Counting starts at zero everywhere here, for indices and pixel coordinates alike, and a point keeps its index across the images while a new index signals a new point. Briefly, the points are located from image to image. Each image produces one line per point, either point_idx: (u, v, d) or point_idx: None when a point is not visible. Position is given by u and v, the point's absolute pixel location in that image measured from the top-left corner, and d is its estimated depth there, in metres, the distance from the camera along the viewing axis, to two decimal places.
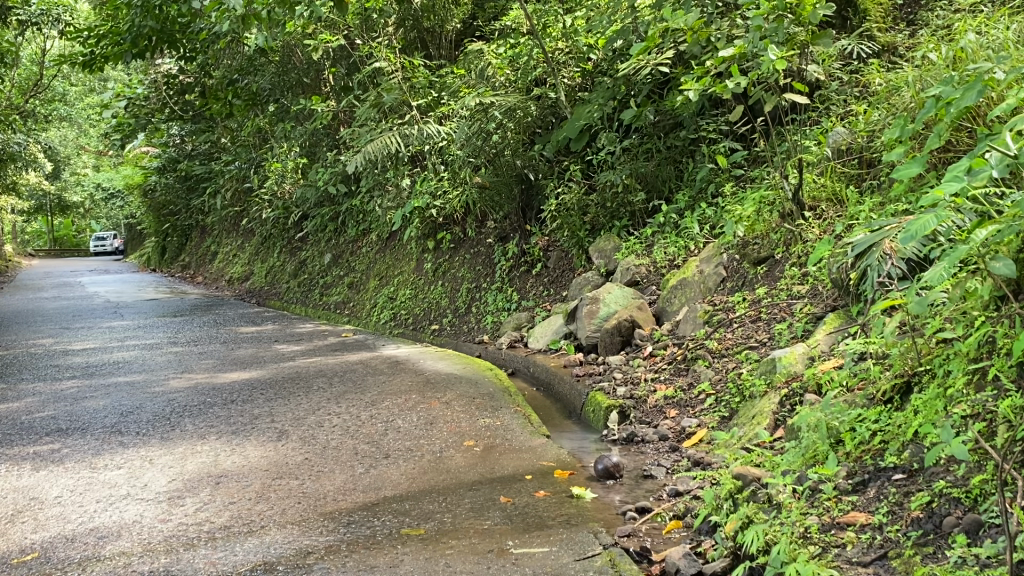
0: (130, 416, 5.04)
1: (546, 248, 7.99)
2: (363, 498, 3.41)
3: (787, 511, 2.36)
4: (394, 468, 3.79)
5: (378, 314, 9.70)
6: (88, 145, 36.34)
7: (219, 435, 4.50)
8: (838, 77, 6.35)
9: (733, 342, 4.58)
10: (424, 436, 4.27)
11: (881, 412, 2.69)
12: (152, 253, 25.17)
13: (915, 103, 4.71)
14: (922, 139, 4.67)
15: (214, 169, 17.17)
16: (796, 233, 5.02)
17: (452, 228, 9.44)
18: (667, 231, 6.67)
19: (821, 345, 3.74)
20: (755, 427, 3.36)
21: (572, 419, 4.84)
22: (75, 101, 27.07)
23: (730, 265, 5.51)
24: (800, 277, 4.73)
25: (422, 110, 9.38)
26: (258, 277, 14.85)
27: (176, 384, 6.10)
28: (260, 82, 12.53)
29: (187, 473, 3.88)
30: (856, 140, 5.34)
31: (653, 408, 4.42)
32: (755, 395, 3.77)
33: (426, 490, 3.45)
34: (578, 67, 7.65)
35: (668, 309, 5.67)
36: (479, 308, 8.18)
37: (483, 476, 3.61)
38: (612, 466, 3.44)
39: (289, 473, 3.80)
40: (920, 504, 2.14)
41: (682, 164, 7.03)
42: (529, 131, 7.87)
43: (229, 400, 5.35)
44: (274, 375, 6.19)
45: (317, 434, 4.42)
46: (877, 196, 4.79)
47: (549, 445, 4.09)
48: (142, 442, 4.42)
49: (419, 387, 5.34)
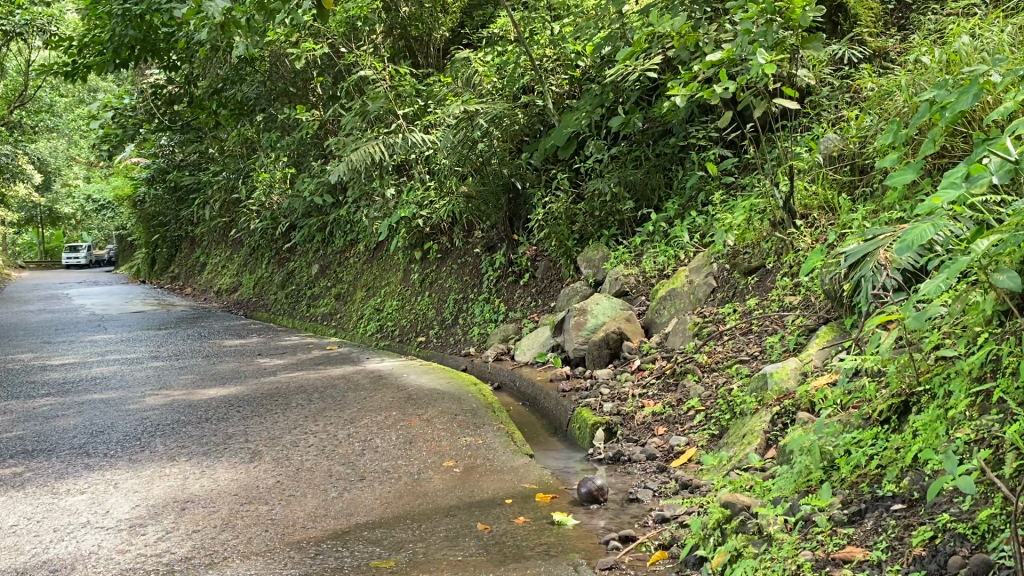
0: (100, 436, 4.85)
1: (534, 258, 7.85)
2: (334, 525, 3.23)
3: (778, 545, 2.20)
4: (368, 492, 3.61)
5: (365, 327, 9.53)
6: (77, 155, 36.09)
7: (189, 456, 4.32)
8: (829, 83, 6.22)
9: (724, 355, 4.42)
10: (402, 456, 4.10)
11: (877, 434, 2.53)
12: (142, 264, 24.95)
13: (909, 107, 4.58)
14: (917, 145, 4.54)
15: (202, 180, 17.02)
16: (787, 242, 4.89)
17: (438, 238, 9.28)
18: (657, 240, 6.52)
19: (814, 360, 3.59)
20: (745, 448, 3.20)
21: (557, 436, 4.67)
22: (66, 112, 26.99)
23: (720, 276, 5.36)
24: (792, 287, 4.58)
25: (409, 119, 9.24)
26: (246, 288, 14.68)
27: (152, 401, 5.92)
28: (246, 92, 12.39)
29: (152, 498, 3.69)
30: (848, 146, 5.21)
31: (640, 425, 4.25)
32: (746, 412, 3.61)
33: (400, 516, 3.28)
34: (565, 74, 7.52)
35: (657, 321, 5.51)
36: (466, 320, 8.01)
37: (462, 500, 3.44)
38: (595, 489, 3.27)
39: (258, 498, 3.62)
40: (922, 540, 1.98)
41: (672, 172, 6.90)
42: (516, 139, 7.73)
43: (204, 419, 5.17)
44: (253, 391, 6.02)
45: (291, 454, 4.25)
46: (872, 203, 4.65)
47: (532, 466, 3.92)
48: (108, 464, 4.24)
49: (400, 403, 5.17)
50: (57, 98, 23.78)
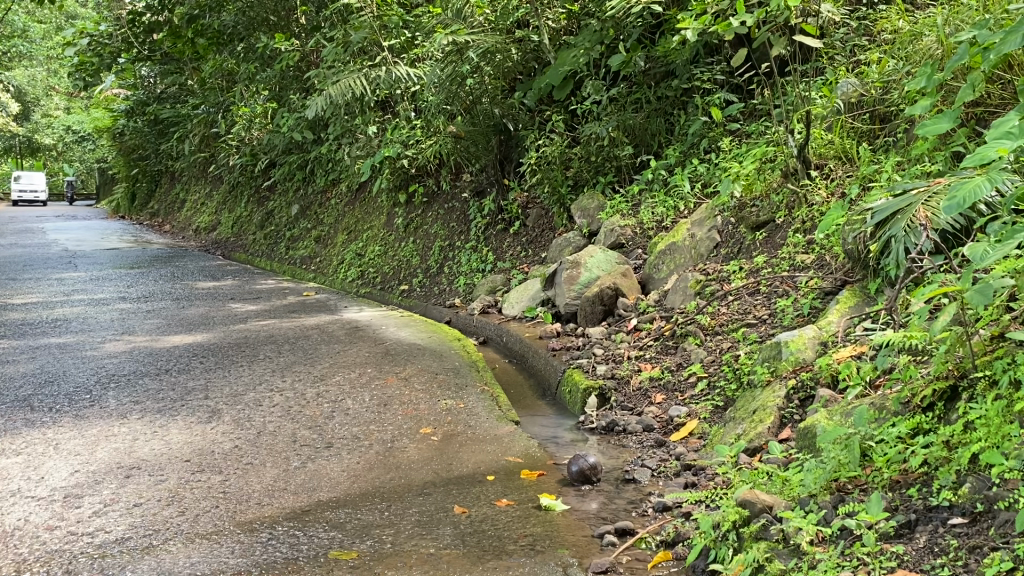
0: (48, 388, 4.45)
1: (524, 205, 7.42)
2: (294, 503, 2.88)
3: (812, 564, 1.86)
4: (335, 462, 3.25)
5: (346, 272, 9.10)
6: (56, 85, 34.87)
7: (141, 414, 3.92)
8: (845, 25, 5.74)
9: (729, 318, 4.04)
10: (375, 420, 3.73)
11: (920, 423, 2.21)
12: (120, 199, 24.06)
13: (942, 51, 4.12)
14: (951, 91, 4.09)
15: (182, 113, 16.33)
16: (801, 195, 4.52)
17: (424, 180, 8.79)
18: (656, 188, 6.10)
19: (835, 329, 3.23)
20: (757, 427, 2.87)
21: (545, 400, 4.32)
22: (44, 40, 25.92)
23: (725, 230, 4.96)
24: (805, 244, 4.22)
25: (395, 52, 8.68)
26: (225, 228, 14.12)
27: (112, 348, 5.50)
28: (223, 19, 11.70)
29: (94, 464, 3.31)
30: (869, 92, 4.81)
31: (636, 391, 3.90)
32: (756, 384, 3.26)
33: (369, 493, 2.93)
34: (564, 8, 6.94)
35: (655, 276, 5.13)
36: (451, 269, 7.58)
37: (438, 475, 3.08)
38: (587, 468, 2.92)
39: (212, 466, 3.25)
40: (996, 573, 1.63)
41: (674, 116, 6.46)
42: (508, 77, 7.26)
43: (164, 370, 4.77)
44: (220, 340, 5.61)
45: (252, 416, 3.86)
46: (896, 154, 4.26)
47: (517, 435, 3.55)
48: (52, 421, 3.84)
49: (376, 359, 4.79)
50: (30, 23, 22.69)
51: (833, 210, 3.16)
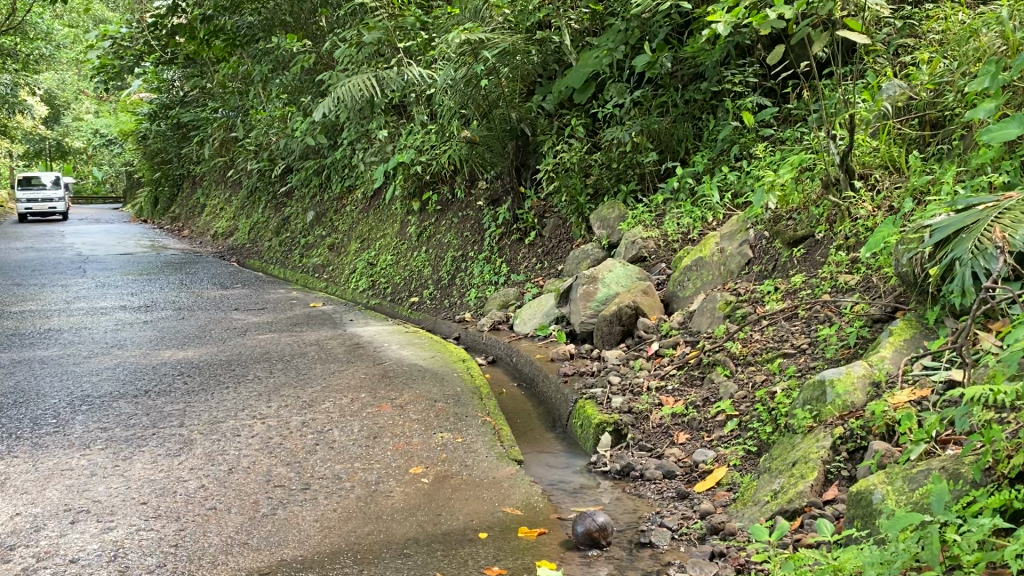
0: (14, 410, 4.08)
1: (542, 214, 7.00)
2: (252, 563, 2.47)
3: None
4: (308, 508, 2.85)
5: (356, 282, 8.73)
6: (85, 90, 34.95)
7: (105, 444, 3.54)
8: (890, 24, 5.25)
9: (763, 346, 3.59)
10: (362, 457, 3.32)
11: (1009, 501, 1.84)
12: (144, 202, 23.91)
13: (1009, 48, 3.63)
14: (1017, 93, 3.61)
15: (203, 117, 16.11)
16: (843, 209, 4.06)
17: (439, 187, 8.41)
18: (682, 198, 5.65)
19: (888, 368, 2.78)
20: (797, 484, 2.46)
21: (555, 433, 3.88)
22: (72, 44, 25.92)
23: (758, 245, 4.51)
24: (849, 263, 3.76)
25: (411, 53, 8.29)
26: (241, 234, 13.82)
27: (97, 363, 5.14)
28: (240, 21, 11.42)
29: (39, 506, 2.93)
30: (919, 94, 4.33)
31: (656, 428, 3.46)
32: (794, 429, 2.80)
33: (341, 552, 2.52)
34: (588, 8, 6.45)
35: (679, 294, 4.68)
36: (463, 281, 7.17)
37: (422, 529, 2.67)
38: (595, 530, 2.50)
39: (170, 511, 2.85)
40: None
41: (703, 121, 5.98)
42: (528, 79, 6.84)
43: (143, 391, 4.40)
44: (212, 356, 5.24)
45: (227, 449, 3.46)
46: (953, 164, 3.79)
47: (519, 479, 3.13)
48: (6, 451, 3.48)
49: (371, 382, 4.39)
50: (56, 25, 22.60)
51: (885, 227, 3.11)
